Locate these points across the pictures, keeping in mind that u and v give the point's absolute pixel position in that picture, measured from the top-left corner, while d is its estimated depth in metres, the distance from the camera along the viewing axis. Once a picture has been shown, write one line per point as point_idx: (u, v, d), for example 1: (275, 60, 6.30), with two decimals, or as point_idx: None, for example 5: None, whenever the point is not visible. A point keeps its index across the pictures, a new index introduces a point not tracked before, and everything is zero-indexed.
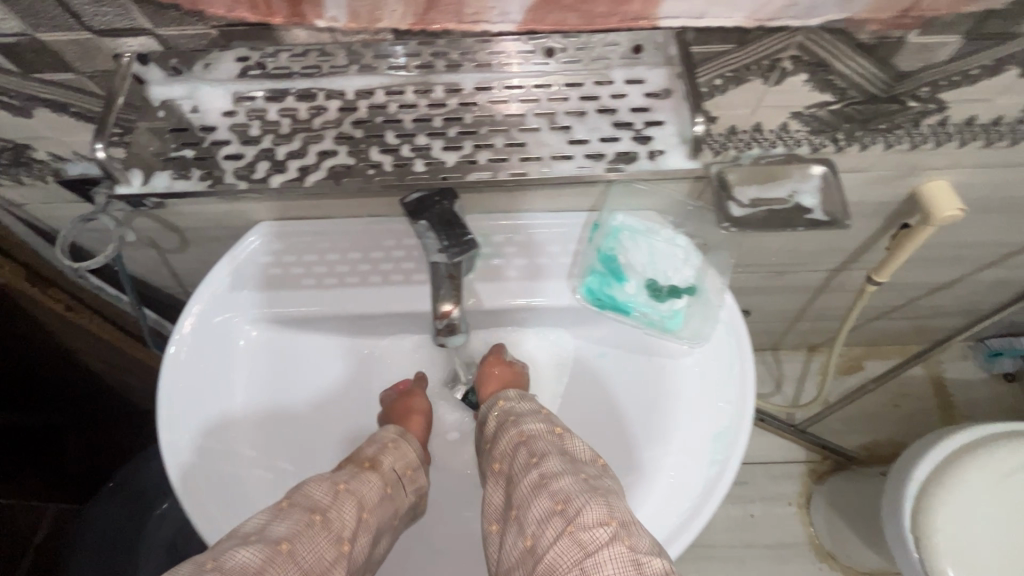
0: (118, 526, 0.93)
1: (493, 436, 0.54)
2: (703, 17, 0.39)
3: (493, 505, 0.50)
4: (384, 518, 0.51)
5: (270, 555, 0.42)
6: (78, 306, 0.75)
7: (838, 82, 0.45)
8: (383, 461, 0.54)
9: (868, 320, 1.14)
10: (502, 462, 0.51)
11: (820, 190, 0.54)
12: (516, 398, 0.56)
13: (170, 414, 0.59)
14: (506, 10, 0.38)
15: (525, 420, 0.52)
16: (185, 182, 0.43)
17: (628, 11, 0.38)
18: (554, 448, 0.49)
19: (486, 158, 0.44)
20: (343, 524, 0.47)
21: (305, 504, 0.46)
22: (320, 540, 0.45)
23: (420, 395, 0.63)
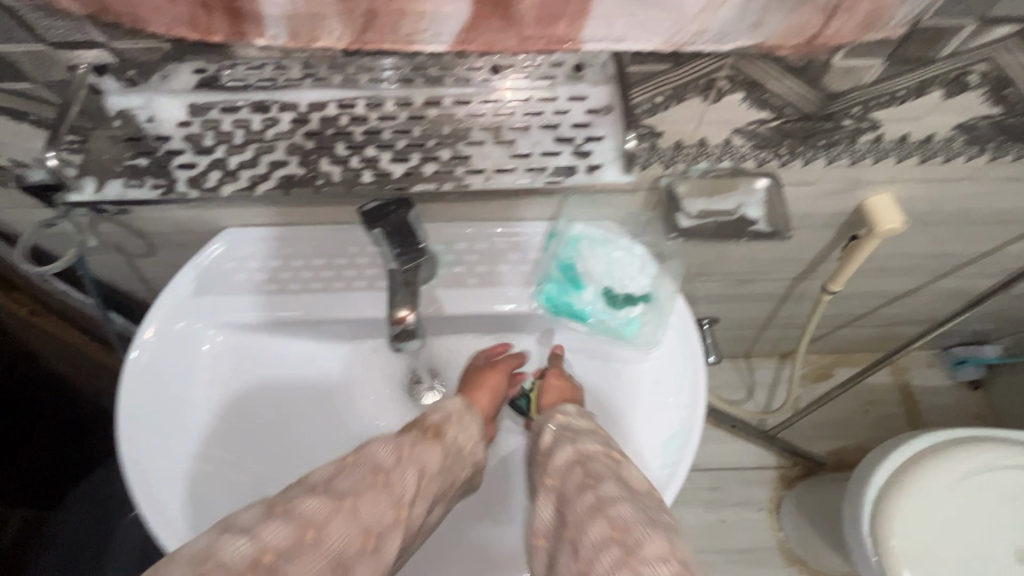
0: (86, 532, 0.93)
1: (548, 449, 0.50)
2: (623, 42, 0.39)
3: (542, 521, 0.47)
4: (441, 489, 0.48)
5: (336, 507, 0.40)
6: (42, 310, 0.77)
7: (773, 101, 0.48)
8: (448, 431, 0.51)
9: (835, 328, 1.16)
10: (555, 477, 0.48)
11: (765, 203, 0.57)
12: (576, 414, 0.53)
13: (130, 419, 0.59)
14: (438, 31, 0.37)
15: (585, 439, 0.50)
16: (139, 190, 0.45)
17: (554, 34, 0.38)
18: (612, 470, 0.46)
19: (431, 170, 0.47)
20: (404, 485, 0.44)
21: (371, 461, 0.44)
22: (382, 503, 0.42)
23: (497, 371, 0.63)
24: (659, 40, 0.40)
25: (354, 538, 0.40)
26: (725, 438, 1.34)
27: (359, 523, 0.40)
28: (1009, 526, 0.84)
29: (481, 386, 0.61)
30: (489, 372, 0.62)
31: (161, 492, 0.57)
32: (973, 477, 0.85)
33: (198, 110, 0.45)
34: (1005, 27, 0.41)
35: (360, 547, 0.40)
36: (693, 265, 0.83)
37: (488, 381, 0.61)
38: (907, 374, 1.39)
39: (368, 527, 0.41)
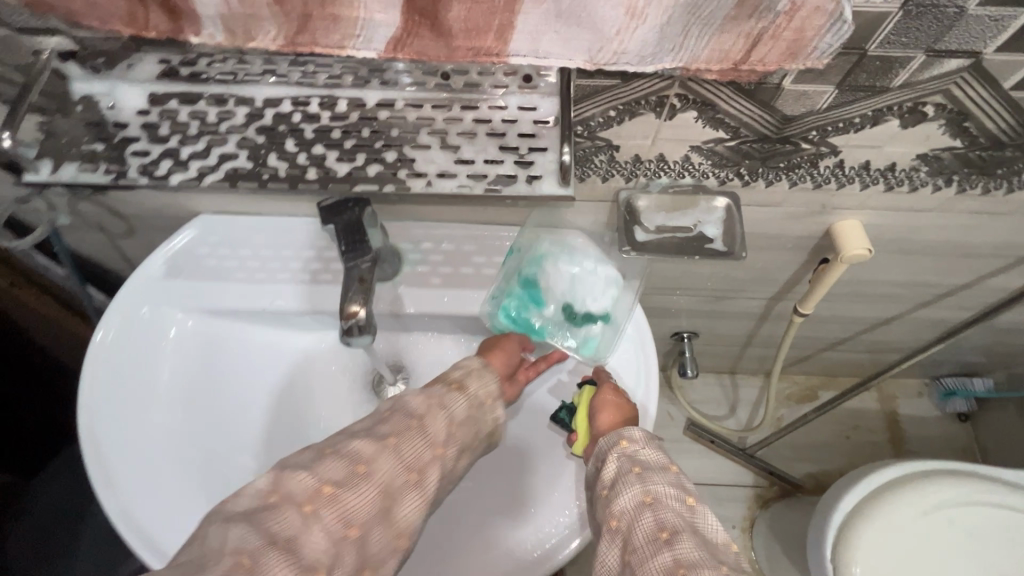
0: (64, 502, 0.96)
1: (612, 485, 0.49)
2: (547, 58, 0.40)
3: (607, 567, 0.47)
4: (472, 436, 0.50)
5: (380, 447, 0.44)
6: (22, 282, 0.79)
7: (728, 121, 0.48)
8: (470, 384, 0.51)
9: (818, 351, 1.15)
10: (622, 520, 0.47)
11: (723, 221, 0.57)
12: (643, 441, 0.51)
13: (91, 399, 0.60)
14: (368, 37, 0.39)
15: (654, 477, 0.48)
16: (90, 174, 0.46)
17: (480, 45, 0.39)
18: (687, 528, 0.45)
19: (376, 171, 0.47)
20: (439, 430, 0.47)
21: (403, 411, 0.47)
22: (420, 445, 0.45)
23: (512, 339, 0.61)
24: (582, 59, 0.40)
25: (398, 474, 0.44)
26: (705, 453, 1.33)
27: (401, 461, 0.44)
28: (974, 563, 0.82)
29: (497, 349, 0.60)
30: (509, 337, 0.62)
31: (114, 472, 0.58)
32: (943, 511, 0.84)
33: (157, 99, 0.46)
34: (957, 60, 0.41)
35: (407, 480, 0.44)
36: (668, 278, 0.82)
37: (506, 346, 0.61)
38: (894, 403, 1.37)
39: (410, 464, 0.45)
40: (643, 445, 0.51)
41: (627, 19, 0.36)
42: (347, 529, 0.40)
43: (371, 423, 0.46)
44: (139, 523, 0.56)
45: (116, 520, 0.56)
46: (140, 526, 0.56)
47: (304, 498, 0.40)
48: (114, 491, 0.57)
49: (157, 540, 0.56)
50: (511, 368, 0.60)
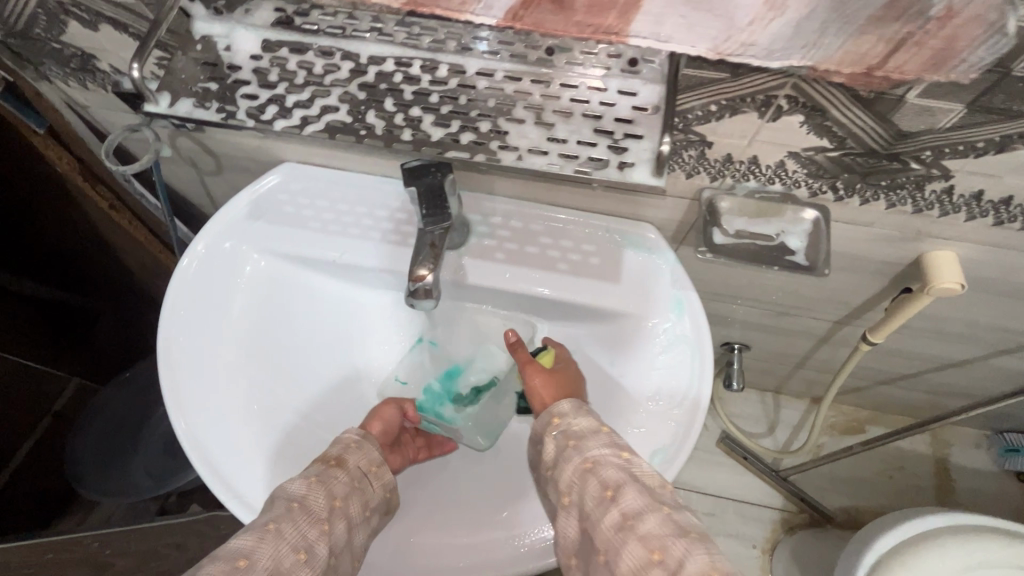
0: (128, 411, 1.05)
1: (555, 461, 0.51)
2: (669, 42, 0.40)
3: (570, 539, 0.49)
4: (362, 507, 0.54)
5: (261, 536, 0.46)
6: (120, 206, 0.85)
7: (836, 130, 0.45)
8: (348, 459, 0.56)
9: (871, 383, 1.11)
10: (571, 492, 0.49)
11: (809, 235, 0.55)
12: (573, 413, 0.53)
13: (171, 326, 0.64)
14: (489, 4, 0.41)
15: (588, 443, 0.50)
16: (203, 112, 0.48)
17: (602, 24, 0.40)
18: (628, 477, 0.46)
19: (469, 139, 0.48)
20: (322, 506, 0.51)
21: (283, 497, 0.50)
22: (304, 525, 0.48)
23: (392, 404, 0.64)
24: (705, 48, 0.40)
25: (286, 555, 0.46)
26: (734, 468, 1.30)
27: (286, 543, 0.46)
28: None
29: (376, 416, 0.63)
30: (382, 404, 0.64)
31: (183, 394, 0.62)
32: (984, 570, 0.79)
33: (270, 46, 0.48)
34: None
35: (296, 560, 0.46)
36: (729, 285, 0.80)
37: (384, 414, 0.63)
38: (945, 450, 1.30)
39: (297, 544, 0.47)
40: (574, 417, 0.53)
41: (764, 11, 0.36)
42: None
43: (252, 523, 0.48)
44: (201, 445, 0.60)
45: (184, 440, 0.60)
46: (202, 448, 0.60)
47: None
48: (183, 410, 0.61)
49: (215, 465, 0.60)
50: (392, 432, 0.62)
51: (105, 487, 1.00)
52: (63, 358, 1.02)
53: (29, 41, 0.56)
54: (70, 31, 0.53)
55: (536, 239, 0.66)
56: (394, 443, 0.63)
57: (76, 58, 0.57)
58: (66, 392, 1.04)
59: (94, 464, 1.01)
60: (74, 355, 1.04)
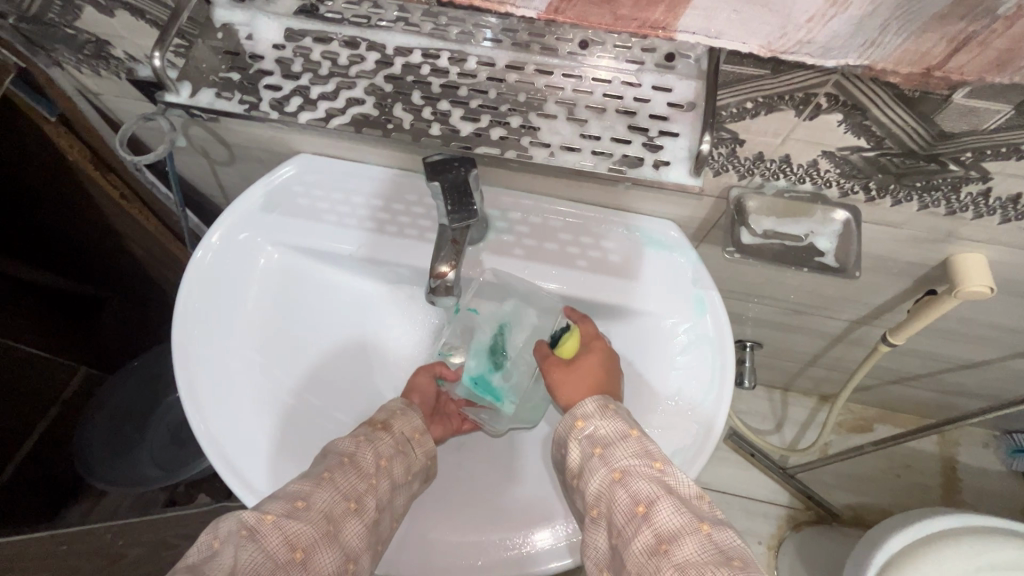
0: (135, 401, 1.05)
1: (580, 469, 0.52)
2: (719, 38, 0.39)
3: (596, 551, 0.49)
4: (405, 470, 0.57)
5: (317, 482, 0.50)
6: (131, 197, 0.83)
7: (875, 129, 0.44)
8: (394, 424, 0.59)
9: (882, 383, 1.10)
10: (599, 504, 0.49)
11: (839, 236, 0.54)
12: (597, 414, 0.53)
13: (184, 320, 0.63)
14: None
15: (616, 452, 0.50)
16: (226, 102, 0.48)
17: (648, 18, 0.39)
18: (661, 492, 0.46)
19: (498, 135, 0.47)
20: (370, 463, 0.54)
21: (336, 450, 0.54)
22: (354, 478, 0.52)
23: (422, 371, 0.67)
24: (756, 45, 0.39)
25: (337, 502, 0.49)
26: (740, 465, 1.29)
27: (338, 491, 0.50)
28: None
29: (412, 388, 0.65)
30: (418, 371, 0.67)
31: (200, 391, 0.61)
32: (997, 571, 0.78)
33: (293, 35, 0.47)
34: None
35: (346, 509, 0.50)
36: (747, 283, 0.79)
37: (420, 383, 0.65)
38: (953, 449, 1.29)
39: (348, 494, 0.51)
40: (599, 421, 0.52)
41: (826, 7, 0.35)
42: (294, 552, 0.45)
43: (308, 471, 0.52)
44: (218, 441, 0.60)
45: (199, 433, 0.60)
46: (220, 446, 0.60)
47: (241, 528, 0.44)
48: (199, 407, 0.61)
49: (231, 459, 0.59)
50: (430, 402, 0.65)
51: (112, 476, 0.98)
52: (72, 347, 1.01)
53: (42, 26, 0.55)
54: (85, 17, 0.52)
55: (558, 235, 0.65)
56: (433, 411, 0.65)
57: (89, 45, 0.56)
58: (72, 381, 1.03)
59: (101, 452, 1.01)
60: (82, 344, 1.03)
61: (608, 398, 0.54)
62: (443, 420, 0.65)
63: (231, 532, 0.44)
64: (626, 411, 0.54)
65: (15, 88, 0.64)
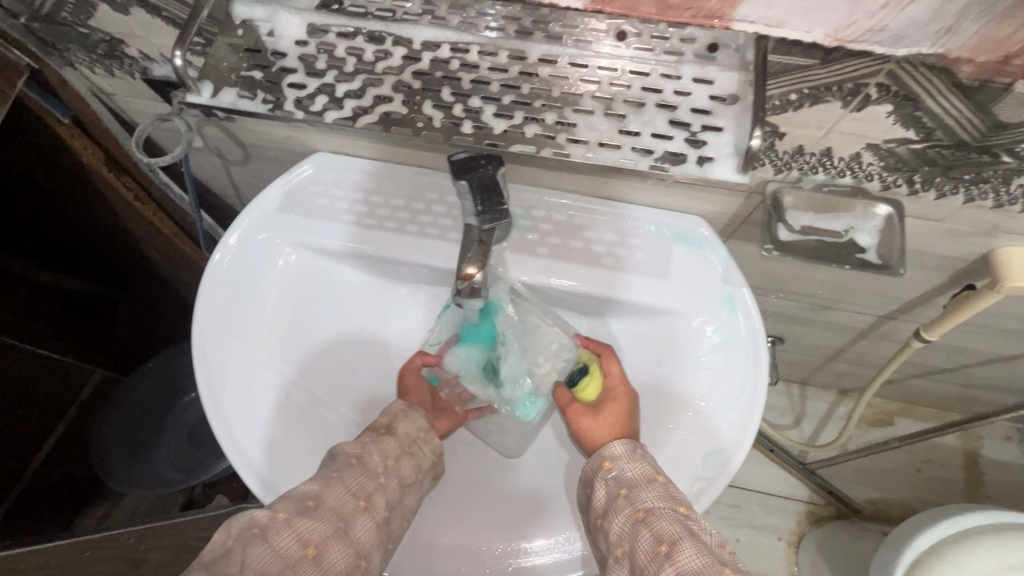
0: (149, 403, 1.04)
1: (605, 509, 0.50)
2: (781, 27, 0.38)
3: None
4: (414, 471, 0.53)
5: (328, 481, 0.48)
6: (145, 199, 0.82)
7: (926, 120, 0.42)
8: (398, 427, 0.55)
9: (906, 376, 1.08)
10: (625, 543, 0.48)
11: (881, 231, 0.52)
12: (625, 457, 0.51)
13: (205, 324, 0.62)
14: None
15: (642, 493, 0.49)
16: (248, 102, 0.47)
17: (703, 8, 0.39)
18: (685, 533, 0.46)
19: (534, 132, 0.46)
20: (377, 462, 0.51)
21: (344, 453, 0.51)
22: (363, 476, 0.49)
23: (409, 371, 0.62)
24: (822, 34, 0.38)
25: (347, 501, 0.47)
26: (760, 461, 1.26)
27: (347, 490, 0.48)
28: None
29: (405, 388, 0.61)
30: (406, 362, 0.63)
31: (221, 395, 0.60)
32: None
33: (315, 31, 0.46)
34: None
35: (356, 506, 0.47)
36: (773, 277, 0.77)
37: (411, 383, 0.62)
38: (976, 442, 1.26)
39: (357, 492, 0.48)
40: (627, 463, 0.51)
41: None
42: (305, 550, 0.43)
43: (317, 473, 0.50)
44: (241, 446, 0.59)
45: (222, 438, 0.58)
46: (242, 451, 0.58)
47: (253, 525, 0.43)
48: (220, 411, 0.59)
49: (255, 463, 0.58)
50: (427, 399, 0.62)
51: (128, 478, 0.99)
52: (88, 349, 1.01)
53: (55, 26, 0.53)
54: (99, 15, 0.50)
55: (583, 232, 0.63)
56: (432, 404, 0.62)
57: (103, 44, 0.54)
58: (88, 385, 1.03)
59: (119, 452, 1.01)
60: (94, 346, 1.02)
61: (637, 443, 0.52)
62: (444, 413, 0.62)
63: (243, 531, 0.43)
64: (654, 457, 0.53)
65: (25, 89, 0.63)
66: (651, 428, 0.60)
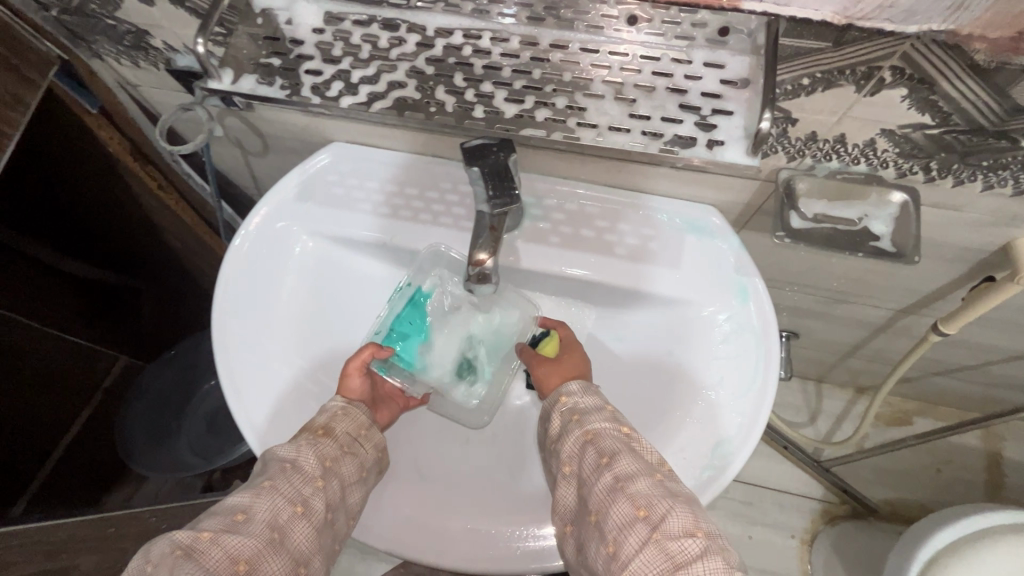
0: (171, 390, 1.06)
1: (558, 435, 0.52)
2: (790, 6, 0.38)
3: (565, 506, 0.50)
4: (356, 470, 0.52)
5: (256, 493, 0.46)
6: (168, 187, 0.85)
7: (942, 105, 0.42)
8: (336, 427, 0.54)
9: (924, 374, 1.06)
10: (572, 463, 0.50)
11: (895, 219, 0.52)
12: (580, 391, 0.53)
13: (225, 305, 0.63)
14: None
15: (591, 417, 0.50)
16: (267, 88, 0.48)
17: None
18: (624, 447, 0.48)
19: (544, 116, 0.47)
20: (314, 466, 0.50)
21: (276, 458, 0.50)
22: (299, 482, 0.48)
23: (353, 365, 0.58)
24: (830, 12, 0.37)
25: (282, 508, 0.46)
26: (773, 458, 1.24)
27: (282, 496, 0.47)
28: None
29: (346, 384, 0.57)
30: (350, 357, 0.58)
31: (238, 374, 0.61)
32: None
33: (332, 19, 0.48)
34: None
35: (292, 513, 0.46)
36: (788, 269, 0.76)
37: (351, 380, 0.57)
38: (999, 444, 1.23)
39: (293, 498, 0.47)
40: (582, 397, 0.53)
41: None
42: (235, 567, 0.42)
43: (249, 482, 0.49)
44: (256, 424, 0.59)
45: (237, 415, 0.59)
46: (258, 429, 0.59)
47: (175, 548, 0.41)
48: (237, 389, 0.60)
49: (268, 441, 0.59)
50: (368, 393, 0.59)
51: (152, 463, 1.00)
52: (111, 335, 1.05)
53: (83, 18, 0.55)
54: (124, 7, 0.52)
55: (594, 221, 0.63)
56: (373, 397, 0.60)
57: (129, 35, 0.56)
58: (114, 369, 1.07)
59: (144, 439, 1.03)
60: (118, 333, 1.05)
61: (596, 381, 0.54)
62: (385, 404, 0.61)
63: (164, 554, 0.41)
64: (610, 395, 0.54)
65: (57, 81, 0.65)
66: (658, 419, 0.60)
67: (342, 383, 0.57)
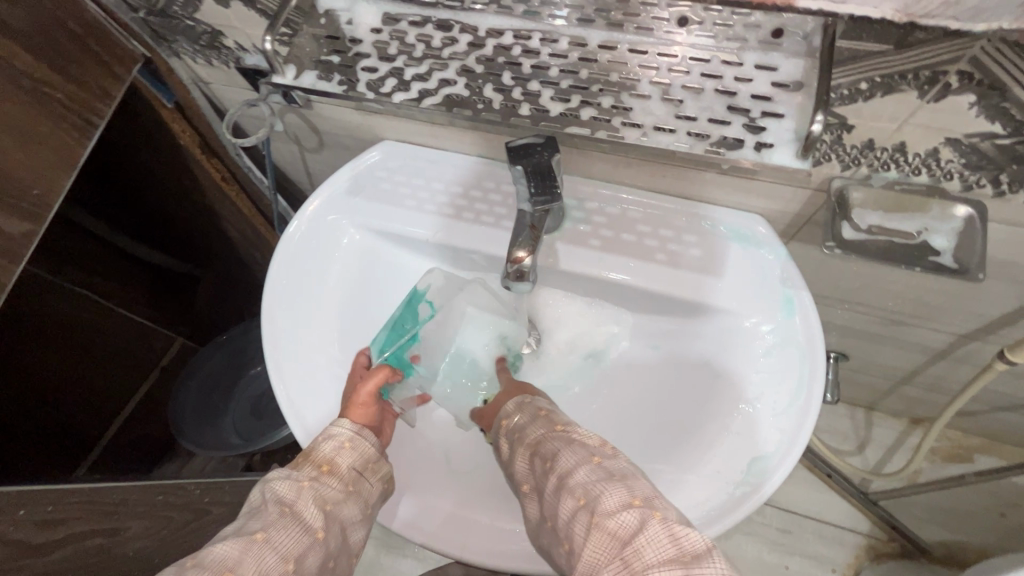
0: (220, 373, 1.12)
1: (508, 458, 0.52)
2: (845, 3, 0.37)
3: (531, 519, 0.48)
4: (360, 510, 0.52)
5: (246, 546, 0.44)
6: (230, 178, 0.89)
7: (1015, 112, 0.40)
8: (340, 462, 0.53)
9: (988, 408, 0.99)
10: (527, 479, 0.49)
11: (958, 234, 0.48)
12: (516, 411, 0.54)
13: (276, 287, 0.66)
14: None
15: (528, 429, 0.51)
16: (326, 83, 0.51)
17: None
18: (565, 445, 0.47)
19: (589, 115, 0.47)
20: (313, 514, 0.48)
21: (273, 499, 0.48)
22: (296, 532, 0.46)
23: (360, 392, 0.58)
24: (891, 8, 0.36)
25: (273, 565, 0.44)
26: (815, 485, 1.17)
27: (274, 552, 0.45)
28: None
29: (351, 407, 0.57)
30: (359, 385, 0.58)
31: (283, 353, 0.64)
32: None
33: (389, 20, 0.50)
34: None
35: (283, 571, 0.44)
36: (838, 286, 0.73)
37: (356, 409, 0.57)
38: None
39: (287, 554, 0.45)
40: (516, 415, 0.53)
41: None
42: None
43: (242, 526, 0.46)
44: (294, 403, 0.62)
45: (278, 393, 0.62)
46: (298, 411, 0.62)
47: None
48: (279, 369, 0.63)
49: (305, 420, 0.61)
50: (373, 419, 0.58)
51: (199, 439, 1.05)
52: (169, 315, 1.11)
53: (167, 19, 0.60)
54: (204, 9, 0.56)
55: (636, 222, 0.63)
56: (381, 421, 0.60)
57: (205, 36, 0.61)
58: (172, 349, 1.14)
59: (194, 417, 1.08)
60: (175, 313, 1.12)
61: (525, 394, 0.55)
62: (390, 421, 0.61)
63: None
64: (545, 400, 0.55)
65: (139, 77, 0.70)
66: (691, 432, 0.58)
67: (349, 409, 0.57)
